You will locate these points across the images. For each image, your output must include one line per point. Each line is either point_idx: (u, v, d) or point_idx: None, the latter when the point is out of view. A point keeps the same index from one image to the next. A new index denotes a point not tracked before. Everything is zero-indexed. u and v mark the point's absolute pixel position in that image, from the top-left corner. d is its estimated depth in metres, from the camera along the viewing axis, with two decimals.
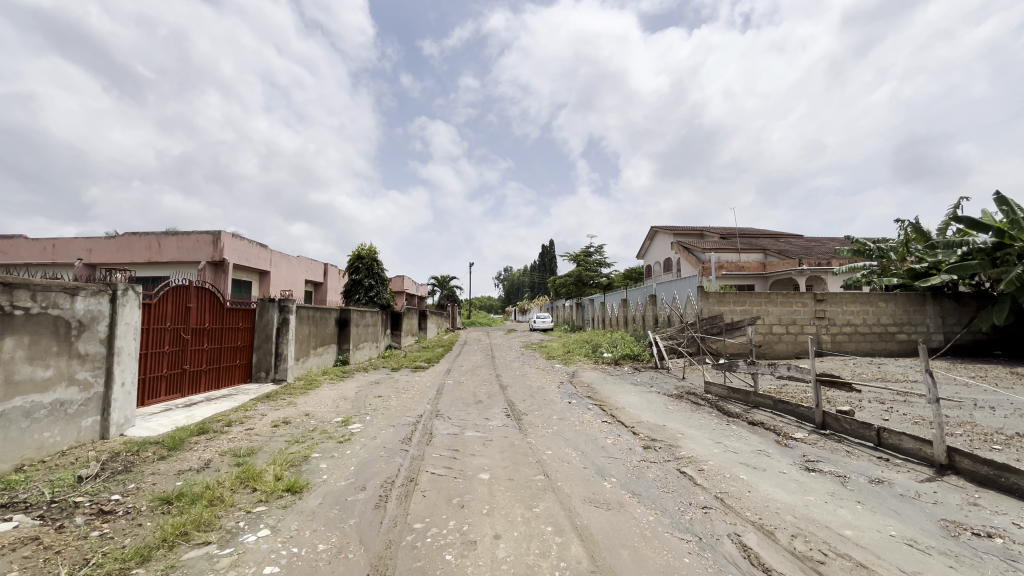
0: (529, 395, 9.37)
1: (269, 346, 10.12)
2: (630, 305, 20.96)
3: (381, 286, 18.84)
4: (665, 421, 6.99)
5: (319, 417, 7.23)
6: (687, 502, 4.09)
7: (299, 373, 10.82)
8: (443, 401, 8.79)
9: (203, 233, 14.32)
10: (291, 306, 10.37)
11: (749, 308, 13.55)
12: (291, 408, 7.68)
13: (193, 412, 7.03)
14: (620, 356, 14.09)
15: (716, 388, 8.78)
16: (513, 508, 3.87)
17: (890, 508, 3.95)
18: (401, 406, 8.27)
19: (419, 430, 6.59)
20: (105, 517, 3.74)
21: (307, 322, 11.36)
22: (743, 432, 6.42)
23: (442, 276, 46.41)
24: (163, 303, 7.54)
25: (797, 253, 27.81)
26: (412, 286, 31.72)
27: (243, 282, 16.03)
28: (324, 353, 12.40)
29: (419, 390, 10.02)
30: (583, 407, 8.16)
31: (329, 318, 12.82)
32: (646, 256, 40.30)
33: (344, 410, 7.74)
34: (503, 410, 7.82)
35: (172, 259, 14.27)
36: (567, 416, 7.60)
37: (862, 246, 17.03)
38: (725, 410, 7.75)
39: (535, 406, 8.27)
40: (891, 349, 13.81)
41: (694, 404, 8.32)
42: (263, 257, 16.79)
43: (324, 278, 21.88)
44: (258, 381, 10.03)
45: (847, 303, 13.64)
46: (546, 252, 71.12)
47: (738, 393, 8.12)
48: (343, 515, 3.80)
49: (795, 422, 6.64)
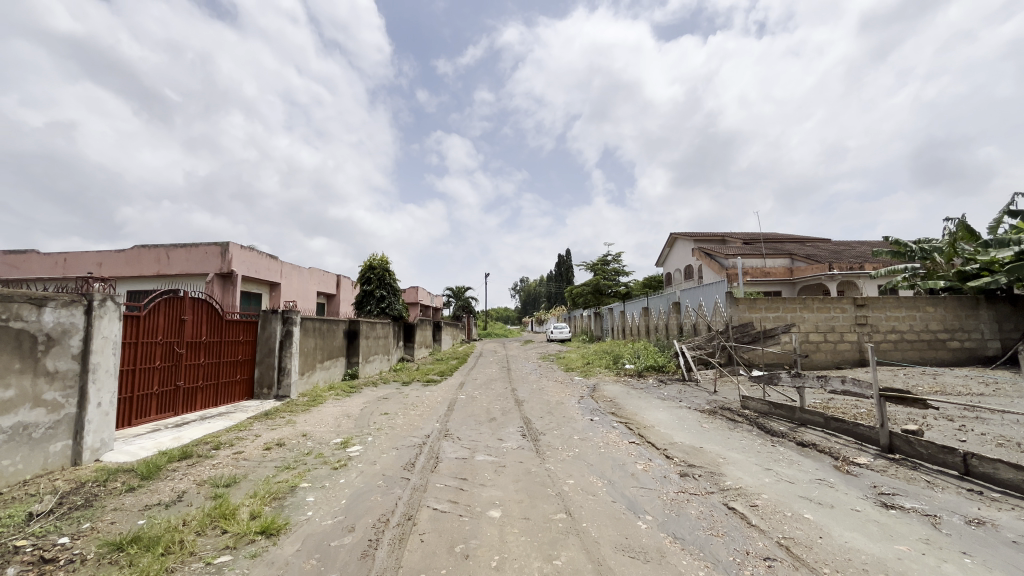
0: (547, 412, 8.58)
1: (271, 361, 9.59)
2: (652, 313, 20.08)
3: (393, 297, 18.34)
4: (700, 442, 6.16)
5: (316, 438, 6.60)
6: (742, 551, 3.31)
7: (304, 389, 10.27)
8: (454, 419, 8.09)
9: (212, 244, 14.03)
10: (295, 318, 9.89)
11: (783, 315, 12.57)
12: (289, 428, 7.08)
13: (182, 433, 6.48)
14: (643, 368, 13.25)
15: (754, 403, 7.92)
16: (529, 560, 3.15)
17: (1009, 562, 3.11)
18: (408, 425, 7.61)
19: (424, 454, 5.91)
20: (41, 569, 3.12)
21: (312, 335, 10.84)
22: (794, 456, 5.60)
23: (458, 288, 46.02)
24: (154, 315, 7.11)
25: (826, 257, 26.55)
26: (426, 298, 31.35)
27: (253, 294, 15.71)
28: (332, 367, 11.83)
29: (428, 406, 9.34)
30: (607, 426, 7.38)
31: (337, 330, 12.30)
32: (666, 263, 39.28)
33: (345, 430, 7.11)
34: (518, 430, 7.08)
35: (181, 271, 14.00)
36: (589, 436, 6.84)
37: (902, 247, 15.94)
38: (768, 428, 6.89)
39: (553, 425, 7.50)
40: (942, 358, 12.66)
41: (731, 422, 7.45)
42: (273, 268, 16.47)
43: (337, 290, 21.54)
44: (259, 398, 9.51)
45: (891, 309, 12.61)
46: (562, 261, 70.31)
47: (781, 410, 7.25)
48: (322, 567, 3.12)
49: (853, 444, 5.76)
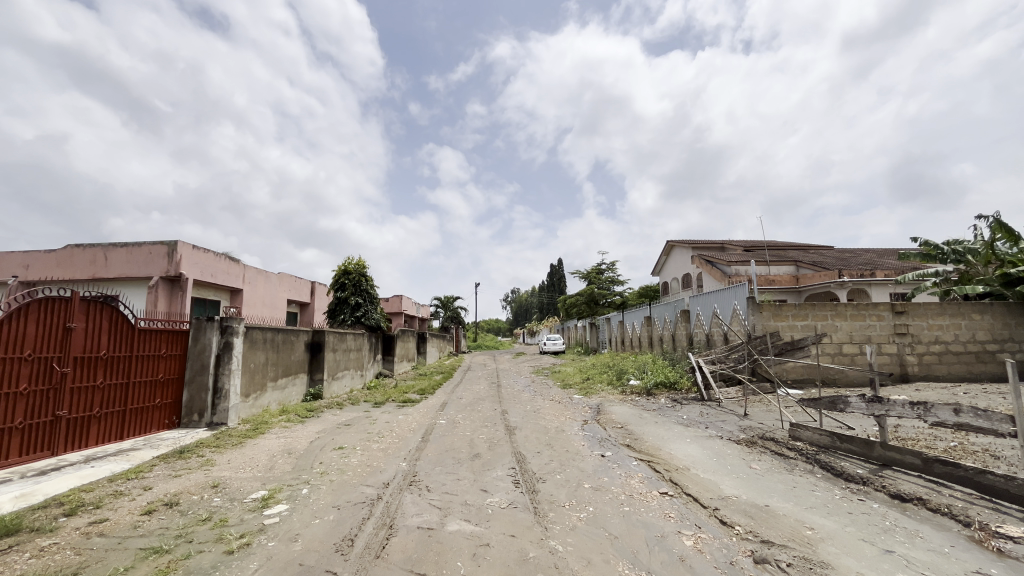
0: (545, 445, 6.80)
1: (203, 380, 7.73)
2: (655, 323, 18.43)
3: (370, 305, 16.49)
4: (762, 495, 4.44)
5: (232, 491, 4.77)
6: None
7: (248, 415, 8.39)
8: (427, 457, 6.30)
9: (157, 244, 12.16)
10: (236, 328, 8.05)
11: (812, 324, 11.00)
12: (200, 474, 5.24)
13: (38, 487, 4.64)
14: (653, 385, 11.53)
15: (806, 433, 6.25)
16: None
17: None
18: (366, 466, 5.77)
19: (374, 521, 4.11)
20: None
21: (261, 349, 8.99)
22: (907, 522, 3.93)
23: (447, 298, 44.28)
24: (18, 323, 5.30)
25: (833, 264, 25.30)
26: (412, 308, 29.63)
27: (208, 301, 13.84)
28: (288, 386, 9.98)
29: (399, 437, 7.52)
30: (625, 467, 5.63)
31: (296, 343, 10.46)
32: (663, 272, 37.87)
33: (276, 476, 5.27)
34: (509, 475, 5.29)
35: (121, 274, 12.13)
36: (604, 484, 5.09)
37: (933, 250, 14.47)
38: (840, 472, 5.21)
39: (556, 465, 5.76)
40: (992, 371, 11.12)
41: (784, 460, 5.76)
42: (233, 273, 14.62)
43: (310, 298, 19.69)
44: (187, 426, 7.63)
45: (934, 316, 11.09)
46: (554, 271, 68.74)
47: (850, 444, 5.58)
48: None
49: (981, 503, 4.15)
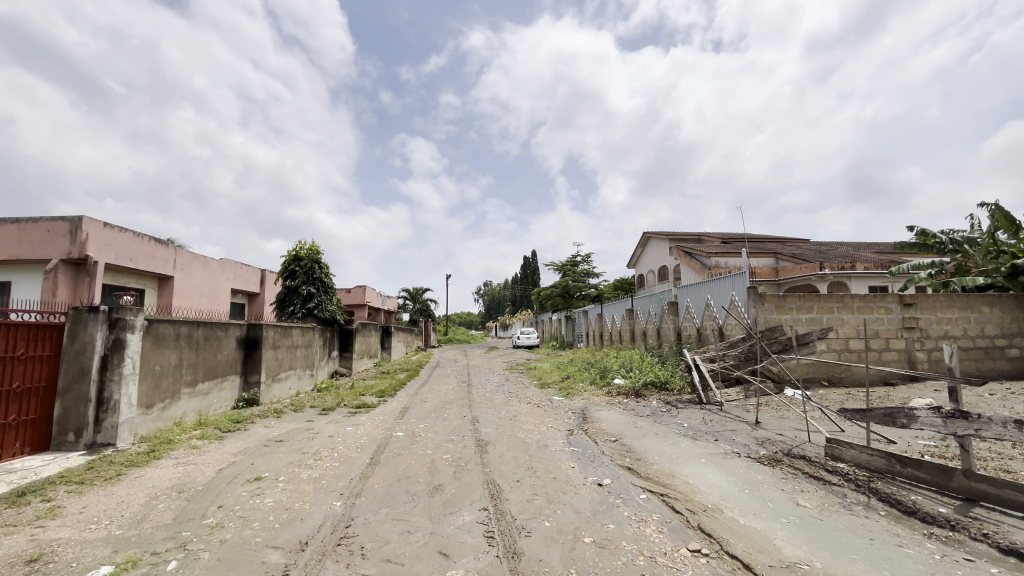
0: (527, 469, 5.35)
1: (82, 388, 5.93)
2: (638, 317, 17.27)
3: (323, 296, 14.66)
4: (841, 561, 3.11)
5: (54, 570, 3.11)
6: None
7: (150, 431, 6.64)
8: (373, 491, 4.77)
9: (56, 219, 10.05)
10: (130, 321, 6.26)
11: (817, 317, 9.95)
12: (20, 537, 3.54)
13: None
14: (642, 385, 10.28)
15: (851, 451, 5.01)
16: None
17: None
18: (284, 512, 4.19)
19: None
20: None
21: (172, 349, 7.20)
22: None
23: (415, 290, 42.33)
24: None
25: (812, 256, 24.84)
26: (377, 301, 27.67)
27: (128, 290, 11.80)
28: (212, 392, 8.24)
29: (341, 458, 5.95)
30: (636, 506, 4.23)
31: (224, 340, 8.69)
32: (639, 265, 37.07)
33: (141, 536, 3.61)
34: (481, 526, 3.79)
35: (10, 256, 10.00)
36: (612, 536, 3.66)
37: (929, 240, 13.73)
38: (917, 510, 3.96)
39: (543, 503, 4.31)
40: (1001, 369, 10.33)
41: (834, 491, 4.48)
42: (161, 257, 12.59)
43: (259, 288, 17.64)
44: (60, 449, 5.85)
45: (943, 309, 10.21)
46: (527, 263, 67.42)
47: (919, 471, 4.34)
48: None
49: None
